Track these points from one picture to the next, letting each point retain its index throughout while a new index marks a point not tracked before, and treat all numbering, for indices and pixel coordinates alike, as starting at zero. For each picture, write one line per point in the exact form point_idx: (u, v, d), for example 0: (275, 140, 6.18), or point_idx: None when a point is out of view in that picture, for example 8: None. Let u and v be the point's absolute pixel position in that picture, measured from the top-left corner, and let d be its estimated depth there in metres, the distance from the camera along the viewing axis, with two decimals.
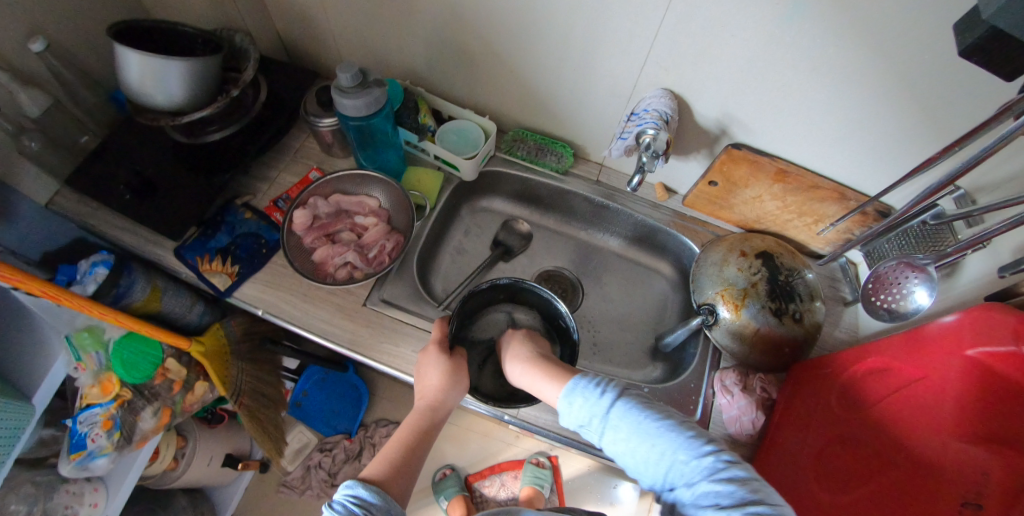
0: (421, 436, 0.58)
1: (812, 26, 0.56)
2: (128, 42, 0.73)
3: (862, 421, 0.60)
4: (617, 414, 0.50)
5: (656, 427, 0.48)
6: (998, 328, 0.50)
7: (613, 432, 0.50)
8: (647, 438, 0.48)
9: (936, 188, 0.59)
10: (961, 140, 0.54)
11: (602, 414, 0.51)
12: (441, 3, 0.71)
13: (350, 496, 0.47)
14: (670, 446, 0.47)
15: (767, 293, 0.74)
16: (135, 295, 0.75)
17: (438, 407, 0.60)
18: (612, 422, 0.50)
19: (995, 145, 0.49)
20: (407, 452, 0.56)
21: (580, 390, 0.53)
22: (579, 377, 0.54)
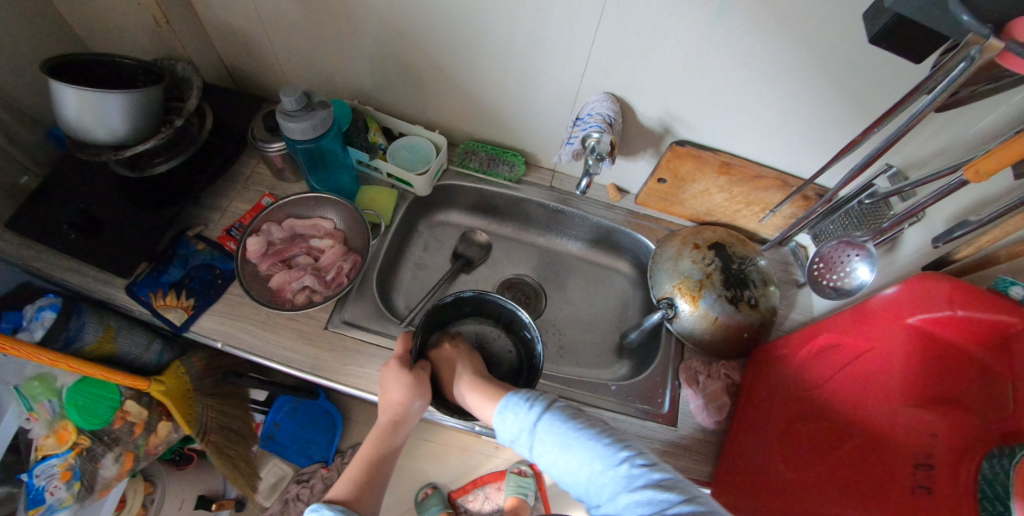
0: (384, 454, 0.59)
1: (737, 24, 0.58)
2: (63, 78, 0.72)
3: (818, 396, 0.62)
4: (545, 428, 0.50)
5: (582, 438, 0.49)
6: (934, 294, 0.53)
7: (542, 445, 0.50)
8: (572, 449, 0.49)
9: (865, 165, 0.61)
10: (881, 118, 0.55)
11: (531, 427, 0.51)
12: (384, 22, 0.72)
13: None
14: (595, 457, 0.48)
15: (721, 282, 0.77)
16: (87, 337, 0.72)
17: (402, 422, 0.60)
18: (540, 436, 0.51)
19: (914, 118, 0.51)
20: (372, 470, 0.57)
21: (511, 405, 0.53)
22: (511, 393, 0.54)
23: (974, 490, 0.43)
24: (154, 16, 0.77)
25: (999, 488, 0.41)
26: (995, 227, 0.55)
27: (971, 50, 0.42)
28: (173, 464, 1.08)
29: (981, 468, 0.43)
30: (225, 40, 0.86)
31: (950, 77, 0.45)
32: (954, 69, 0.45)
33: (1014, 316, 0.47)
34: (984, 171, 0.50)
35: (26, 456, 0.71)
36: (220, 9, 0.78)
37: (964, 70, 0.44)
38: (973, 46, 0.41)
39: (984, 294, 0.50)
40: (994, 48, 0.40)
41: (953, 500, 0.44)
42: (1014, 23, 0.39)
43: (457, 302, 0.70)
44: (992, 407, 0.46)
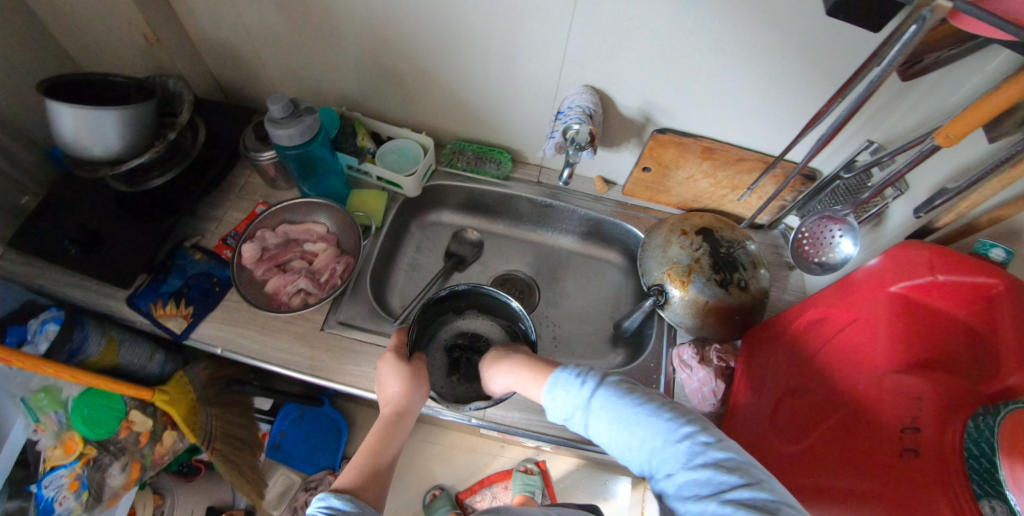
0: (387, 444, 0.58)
1: (707, 8, 0.60)
2: (56, 97, 0.74)
3: (808, 370, 0.62)
4: (598, 403, 0.51)
5: (635, 413, 0.49)
6: (917, 261, 0.55)
7: (601, 419, 0.51)
8: (635, 423, 0.49)
9: (832, 135, 0.60)
10: (845, 87, 0.56)
11: (588, 401, 0.52)
12: (366, 28, 0.74)
13: (325, 506, 0.47)
14: (649, 431, 0.48)
15: (710, 266, 0.77)
16: (90, 349, 0.74)
17: (404, 413, 0.61)
18: (594, 411, 0.51)
19: (873, 85, 0.52)
20: (376, 458, 0.56)
21: (562, 383, 0.54)
22: (561, 369, 0.55)
23: (961, 448, 0.43)
24: (143, 34, 0.79)
25: (984, 445, 0.41)
26: (973, 192, 0.56)
27: (923, 11, 0.43)
28: (180, 476, 1.09)
29: (967, 426, 0.44)
30: (214, 55, 0.89)
31: (903, 40, 0.46)
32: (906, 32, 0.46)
33: (995, 278, 0.48)
34: (954, 135, 0.51)
35: (35, 468, 0.74)
36: (208, 23, 0.81)
37: (918, 31, 0.45)
38: (925, 8, 0.42)
39: (965, 259, 0.51)
40: (944, 9, 0.41)
41: (939, 460, 0.44)
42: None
43: (452, 295, 0.72)
44: (978, 367, 0.47)
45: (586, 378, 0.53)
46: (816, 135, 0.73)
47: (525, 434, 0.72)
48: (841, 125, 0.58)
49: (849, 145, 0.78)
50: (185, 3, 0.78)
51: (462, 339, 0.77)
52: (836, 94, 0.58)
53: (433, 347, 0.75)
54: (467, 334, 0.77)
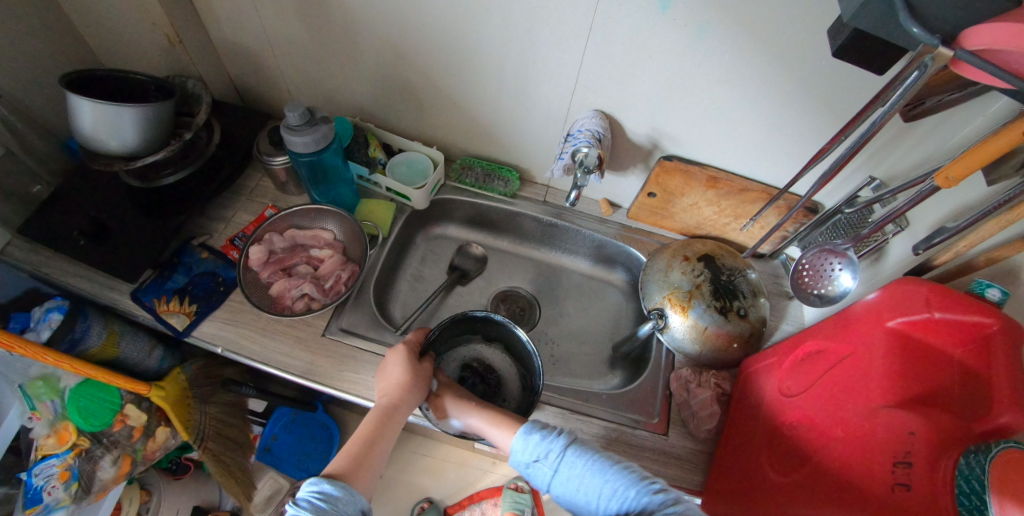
0: (379, 434, 0.59)
1: (718, 43, 0.62)
2: (78, 91, 0.76)
3: (802, 401, 0.63)
4: (571, 454, 0.54)
5: (605, 465, 0.53)
6: (913, 298, 0.55)
7: (566, 473, 0.53)
8: (598, 480, 0.52)
9: (833, 172, 0.61)
10: (846, 127, 0.57)
11: (558, 453, 0.54)
12: (385, 43, 0.76)
13: (316, 491, 0.50)
14: (618, 482, 0.51)
15: (711, 293, 0.78)
16: (91, 341, 0.75)
17: (401, 406, 0.61)
18: (566, 461, 0.54)
19: (874, 126, 0.53)
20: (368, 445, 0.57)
21: (535, 432, 0.56)
22: (533, 421, 0.58)
23: (951, 486, 0.43)
24: (167, 35, 0.82)
25: (975, 483, 0.41)
26: (973, 232, 0.57)
27: (925, 58, 0.44)
28: (169, 474, 1.09)
29: (958, 464, 0.44)
30: (234, 60, 0.91)
31: (906, 85, 0.48)
32: (906, 77, 0.48)
33: (990, 317, 0.49)
34: (953, 177, 0.52)
35: (26, 456, 0.74)
36: (232, 29, 0.83)
37: (920, 77, 0.46)
38: (926, 54, 0.44)
39: (960, 297, 0.52)
40: (946, 57, 0.42)
41: (931, 496, 0.45)
42: (965, 33, 0.41)
43: (486, 319, 0.73)
44: (971, 405, 0.48)
45: (558, 433, 0.56)
46: (819, 169, 0.75)
47: None
48: (842, 162, 0.59)
49: (851, 181, 0.79)
50: (211, 9, 0.80)
51: (475, 364, 0.75)
52: (839, 132, 0.59)
53: (446, 358, 0.75)
54: (482, 363, 0.75)
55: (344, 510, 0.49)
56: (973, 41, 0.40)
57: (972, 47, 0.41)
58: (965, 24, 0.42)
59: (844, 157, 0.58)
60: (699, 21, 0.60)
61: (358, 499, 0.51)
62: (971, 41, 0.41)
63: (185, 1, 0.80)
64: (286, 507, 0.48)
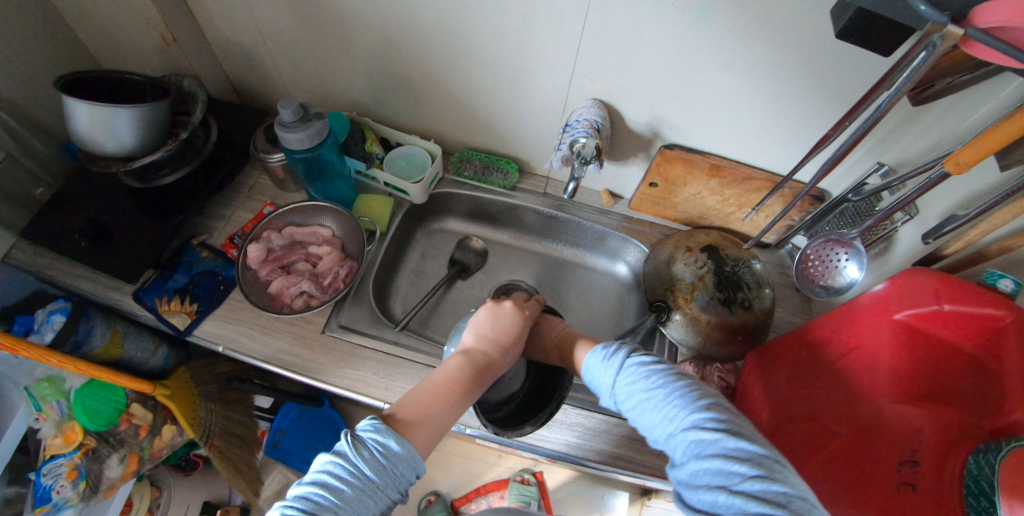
0: (459, 389, 0.54)
1: (718, 27, 0.60)
2: (76, 95, 0.76)
3: (806, 396, 0.61)
4: (630, 374, 0.48)
5: (660, 389, 0.46)
6: (921, 289, 0.54)
7: (631, 389, 0.48)
8: (653, 404, 0.46)
9: (840, 157, 0.59)
10: (849, 115, 0.56)
11: (622, 367, 0.49)
12: (379, 36, 0.75)
13: (377, 441, 0.45)
14: (667, 406, 0.45)
15: (714, 285, 0.78)
16: (95, 341, 0.76)
17: (493, 368, 0.59)
18: (625, 381, 0.48)
19: (883, 110, 0.50)
20: (446, 402, 0.53)
21: (601, 355, 0.52)
22: (598, 345, 0.53)
23: (960, 485, 0.45)
24: (161, 34, 0.81)
25: (984, 482, 0.42)
26: (990, 216, 0.55)
27: (933, 38, 0.42)
28: (178, 470, 1.10)
29: (968, 462, 0.45)
30: (229, 57, 0.90)
31: (912, 66, 0.45)
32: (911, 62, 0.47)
33: (1003, 309, 0.48)
34: (965, 162, 0.51)
35: (36, 454, 0.76)
36: (225, 26, 0.83)
37: (927, 58, 0.44)
38: (935, 34, 0.42)
39: (972, 287, 0.50)
40: (955, 36, 0.40)
41: (939, 494, 0.46)
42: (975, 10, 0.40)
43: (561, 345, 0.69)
44: (981, 402, 0.49)
45: (625, 349, 0.51)
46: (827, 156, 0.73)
47: (521, 447, 0.71)
48: (848, 148, 0.57)
49: (860, 166, 0.77)
50: (203, 6, 0.80)
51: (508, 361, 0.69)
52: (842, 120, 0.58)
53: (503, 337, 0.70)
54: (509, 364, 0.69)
55: (400, 472, 0.45)
56: (985, 19, 0.39)
57: (983, 24, 0.39)
58: (977, 1, 0.40)
59: (850, 142, 0.56)
60: (697, 5, 0.58)
61: (418, 466, 0.47)
62: (981, 18, 0.39)
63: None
64: (346, 440, 0.44)
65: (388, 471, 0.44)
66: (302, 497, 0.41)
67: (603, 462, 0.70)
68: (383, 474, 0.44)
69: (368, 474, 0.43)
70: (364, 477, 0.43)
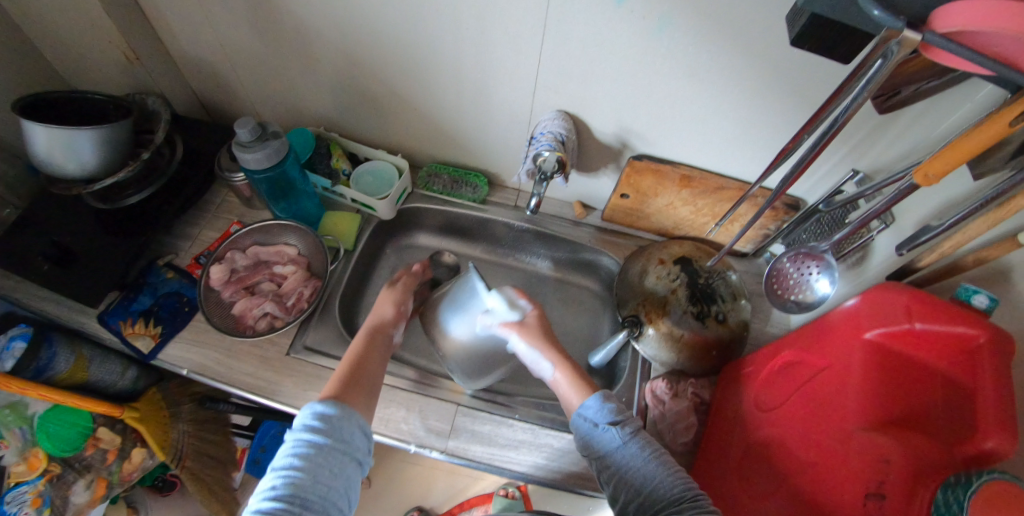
0: (364, 357, 0.60)
1: (680, 34, 0.58)
2: (36, 118, 0.75)
3: (776, 416, 0.60)
4: (626, 443, 0.51)
5: (648, 457, 0.50)
6: (893, 306, 0.53)
7: (620, 458, 0.51)
8: (644, 473, 0.49)
9: (800, 169, 0.54)
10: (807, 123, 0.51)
11: (627, 431, 0.52)
12: (340, 50, 0.74)
13: (313, 414, 0.48)
14: (650, 470, 0.49)
15: (687, 298, 0.76)
16: (59, 366, 0.75)
17: (390, 331, 0.67)
18: (620, 447, 0.51)
19: (847, 114, 0.46)
20: (358, 362, 0.59)
21: (599, 412, 0.54)
22: (598, 395, 0.55)
23: None
24: (123, 52, 0.80)
25: None
26: (966, 224, 0.53)
27: (890, 45, 0.38)
28: (156, 490, 1.09)
29: (934, 496, 0.43)
30: (195, 74, 0.89)
31: (869, 76, 0.42)
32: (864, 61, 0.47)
33: (976, 328, 0.46)
34: (933, 174, 0.49)
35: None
36: (188, 43, 0.82)
37: (884, 67, 0.40)
38: (891, 40, 0.38)
39: (943, 304, 0.49)
40: (912, 42, 0.37)
41: None
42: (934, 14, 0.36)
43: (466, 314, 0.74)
44: (953, 428, 0.46)
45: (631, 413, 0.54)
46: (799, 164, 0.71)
47: (489, 470, 0.69)
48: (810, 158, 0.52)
49: (835, 174, 0.75)
50: (164, 21, 0.78)
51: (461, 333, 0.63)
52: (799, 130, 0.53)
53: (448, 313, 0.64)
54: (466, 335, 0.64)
55: (346, 432, 0.49)
56: (945, 23, 0.36)
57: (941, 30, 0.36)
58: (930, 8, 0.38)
59: (812, 152, 0.51)
60: (657, 13, 0.56)
61: (360, 422, 0.50)
62: (940, 23, 0.36)
63: (138, 17, 0.78)
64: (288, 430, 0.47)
65: (334, 433, 0.47)
66: (271, 490, 0.42)
67: (572, 484, 0.68)
68: (329, 436, 0.47)
69: (316, 440, 0.46)
70: (313, 444, 0.46)
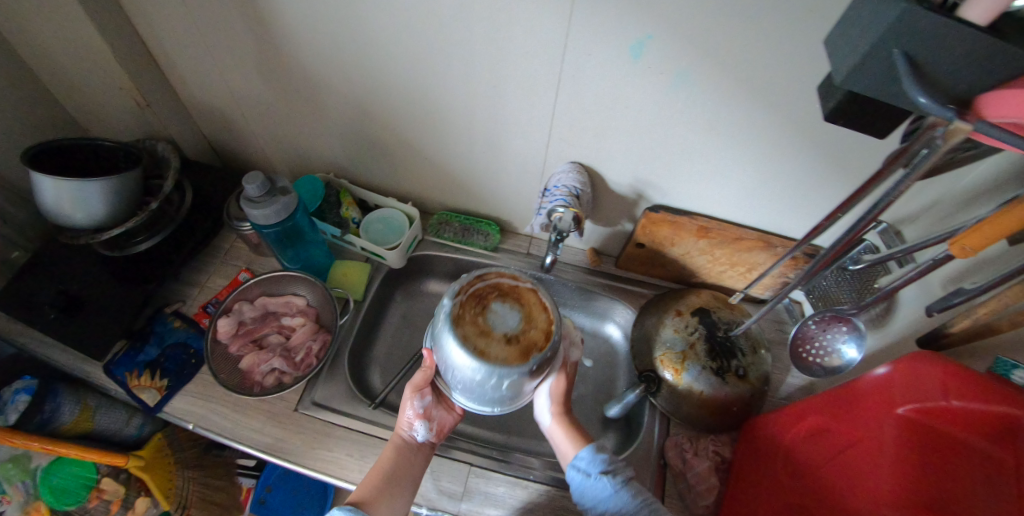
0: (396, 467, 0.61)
1: (700, 91, 0.56)
2: (43, 168, 0.75)
3: (805, 489, 0.57)
4: (609, 496, 0.54)
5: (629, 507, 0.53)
6: (928, 379, 0.50)
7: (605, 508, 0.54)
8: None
9: (843, 244, 0.52)
10: (847, 202, 0.47)
11: (620, 479, 0.56)
12: (350, 99, 0.73)
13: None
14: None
15: (706, 352, 0.73)
16: (64, 417, 0.74)
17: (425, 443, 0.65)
18: (604, 501, 0.54)
19: (889, 198, 0.41)
20: (383, 473, 0.60)
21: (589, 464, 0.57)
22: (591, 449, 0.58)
23: None
24: (134, 98, 0.79)
25: None
26: (1004, 289, 0.49)
27: (936, 132, 0.35)
28: None
29: None
30: (205, 119, 0.89)
31: (913, 164, 0.37)
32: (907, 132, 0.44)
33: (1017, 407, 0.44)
34: (970, 247, 0.46)
35: None
36: (198, 89, 0.81)
37: (930, 158, 0.37)
38: (937, 127, 0.35)
39: (980, 381, 0.47)
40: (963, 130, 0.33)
41: None
42: (979, 100, 0.33)
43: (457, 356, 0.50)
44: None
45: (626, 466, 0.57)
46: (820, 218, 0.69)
47: None
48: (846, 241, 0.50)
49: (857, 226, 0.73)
50: (176, 69, 0.78)
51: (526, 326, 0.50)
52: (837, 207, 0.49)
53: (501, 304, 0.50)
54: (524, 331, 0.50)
55: None
56: (997, 109, 0.32)
57: (994, 120, 0.32)
58: None
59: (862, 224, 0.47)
60: (676, 70, 0.54)
61: None
62: (992, 112, 0.32)
63: (151, 66, 0.77)
64: None
65: None
66: None
67: None
68: None
69: None
70: None
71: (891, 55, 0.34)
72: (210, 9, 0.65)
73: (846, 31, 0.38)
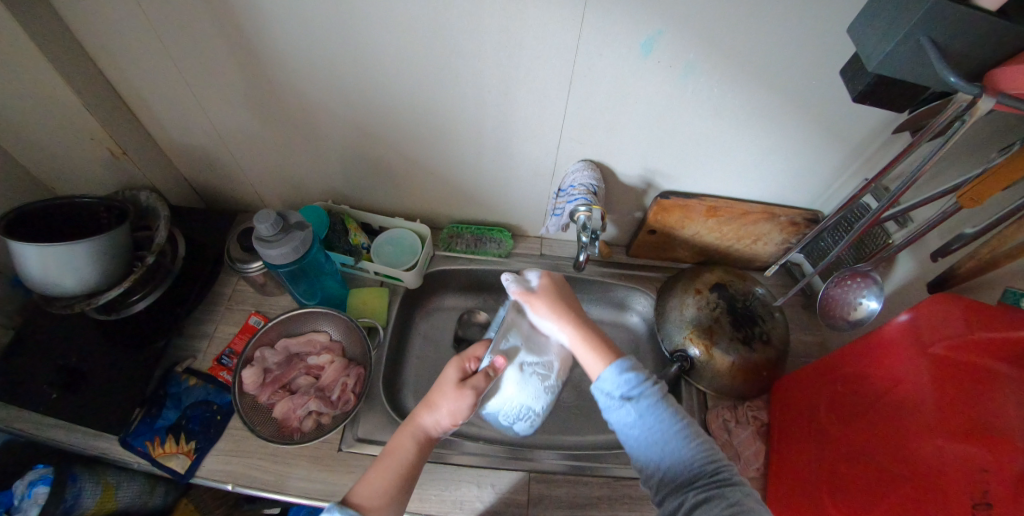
0: (411, 461, 0.57)
1: (708, 78, 0.58)
2: (20, 235, 0.69)
3: (847, 433, 0.59)
4: (649, 417, 0.53)
5: (676, 432, 0.52)
6: (951, 318, 0.53)
7: (643, 429, 0.53)
8: (653, 444, 0.52)
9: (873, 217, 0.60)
10: (891, 163, 0.56)
11: (642, 404, 0.54)
12: (350, 123, 0.71)
13: None
14: (673, 443, 0.52)
15: (731, 324, 0.76)
16: (87, 502, 0.68)
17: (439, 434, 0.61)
18: (643, 420, 0.53)
19: (920, 168, 0.51)
20: (399, 478, 0.56)
21: (619, 375, 0.56)
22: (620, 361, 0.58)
23: None
24: (108, 148, 0.74)
25: None
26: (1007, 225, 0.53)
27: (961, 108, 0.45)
28: None
29: None
30: (186, 161, 0.84)
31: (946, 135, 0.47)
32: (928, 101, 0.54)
33: None
34: (977, 197, 0.51)
35: None
36: (178, 132, 0.77)
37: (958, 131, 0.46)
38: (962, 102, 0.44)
39: (1002, 312, 0.50)
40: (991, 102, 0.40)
41: None
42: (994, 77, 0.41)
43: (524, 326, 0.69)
44: None
45: (652, 384, 0.55)
46: (817, 183, 0.74)
47: None
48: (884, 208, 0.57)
49: None
50: (154, 114, 0.74)
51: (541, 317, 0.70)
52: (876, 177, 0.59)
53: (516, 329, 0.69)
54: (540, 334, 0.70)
55: None
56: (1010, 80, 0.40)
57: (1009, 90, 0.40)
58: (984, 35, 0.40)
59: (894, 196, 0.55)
60: (686, 60, 0.56)
61: None
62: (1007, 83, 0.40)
63: (123, 111, 0.72)
64: None
65: None
66: None
67: None
68: None
69: None
70: None
71: (920, 40, 0.42)
72: (196, 47, 0.62)
73: (872, 24, 0.45)
